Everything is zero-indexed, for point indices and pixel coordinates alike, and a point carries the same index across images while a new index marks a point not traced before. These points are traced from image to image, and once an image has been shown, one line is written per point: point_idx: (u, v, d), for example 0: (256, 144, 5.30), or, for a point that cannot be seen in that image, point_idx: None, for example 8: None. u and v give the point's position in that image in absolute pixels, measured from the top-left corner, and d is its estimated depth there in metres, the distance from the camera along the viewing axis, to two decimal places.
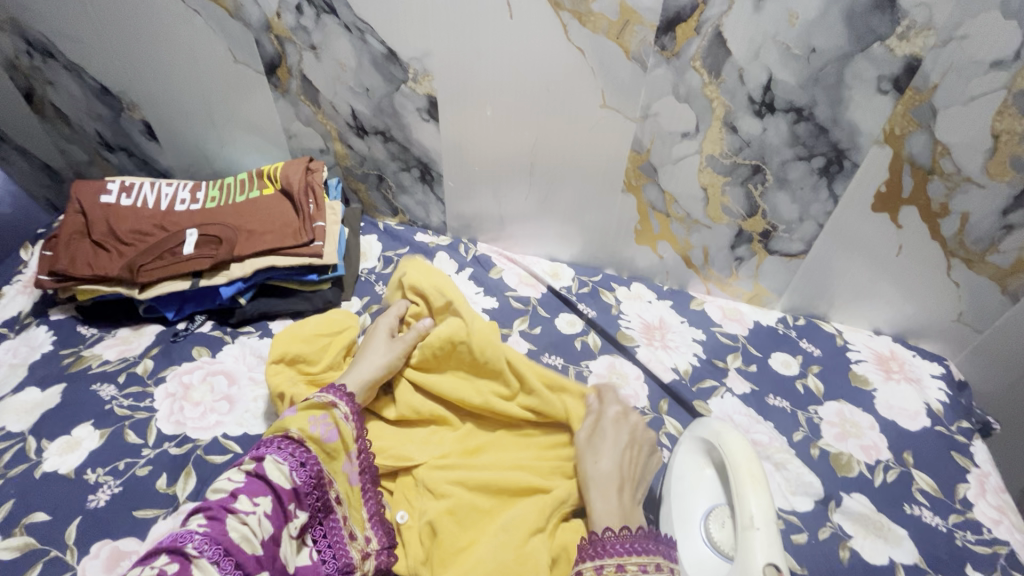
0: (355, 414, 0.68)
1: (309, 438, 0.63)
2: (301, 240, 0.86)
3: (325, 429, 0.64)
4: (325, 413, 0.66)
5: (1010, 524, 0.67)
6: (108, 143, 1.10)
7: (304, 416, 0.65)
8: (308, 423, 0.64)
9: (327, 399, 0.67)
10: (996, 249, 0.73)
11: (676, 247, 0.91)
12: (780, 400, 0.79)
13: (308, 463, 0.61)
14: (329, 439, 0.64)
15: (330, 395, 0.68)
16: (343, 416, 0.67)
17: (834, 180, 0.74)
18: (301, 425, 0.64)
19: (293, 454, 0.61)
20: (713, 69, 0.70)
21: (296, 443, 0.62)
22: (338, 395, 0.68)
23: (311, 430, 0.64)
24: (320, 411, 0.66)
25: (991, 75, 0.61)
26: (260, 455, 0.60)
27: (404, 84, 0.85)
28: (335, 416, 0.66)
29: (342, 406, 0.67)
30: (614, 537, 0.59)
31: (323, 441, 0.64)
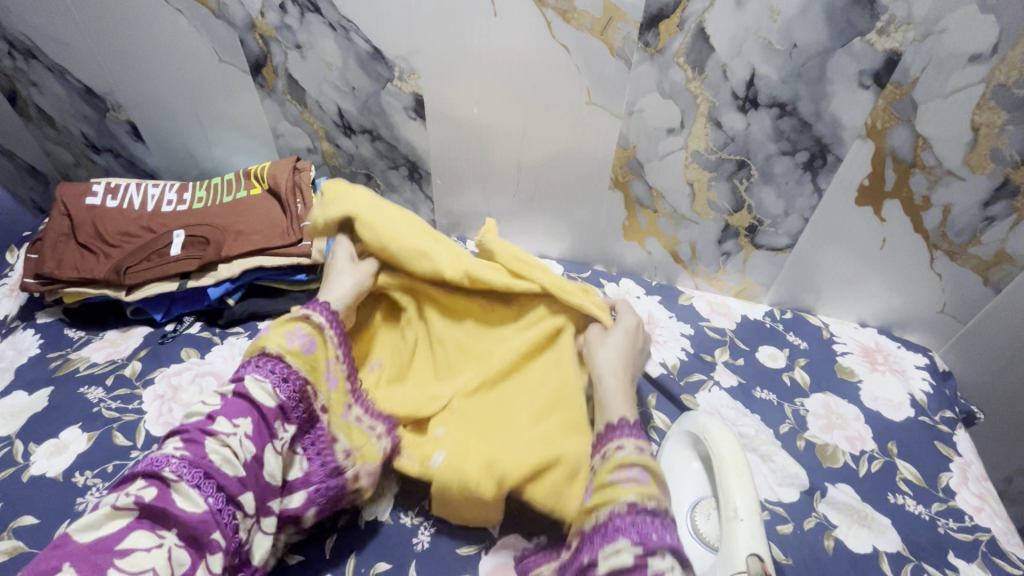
0: (335, 324, 0.66)
1: (289, 352, 0.61)
2: (289, 240, 0.85)
3: (303, 340, 0.62)
4: (301, 326, 0.63)
5: (990, 511, 0.68)
6: (94, 145, 1.09)
7: (280, 330, 0.63)
8: (285, 337, 0.62)
9: (303, 312, 0.65)
10: (977, 241, 0.74)
11: (663, 242, 0.92)
12: (767, 393, 0.80)
13: (291, 378, 0.60)
14: (307, 349, 0.63)
15: (308, 308, 0.66)
16: (322, 327, 0.65)
17: (818, 175, 0.75)
18: (278, 340, 0.62)
19: (274, 368, 0.59)
20: (697, 64, 0.70)
21: (274, 358, 0.60)
22: (321, 311, 0.66)
23: (289, 343, 0.62)
24: (294, 323, 0.63)
25: (969, 69, 0.61)
26: (240, 374, 0.58)
27: (391, 82, 0.85)
28: (310, 326, 0.64)
29: (315, 316, 0.65)
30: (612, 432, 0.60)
31: (303, 352, 0.62)
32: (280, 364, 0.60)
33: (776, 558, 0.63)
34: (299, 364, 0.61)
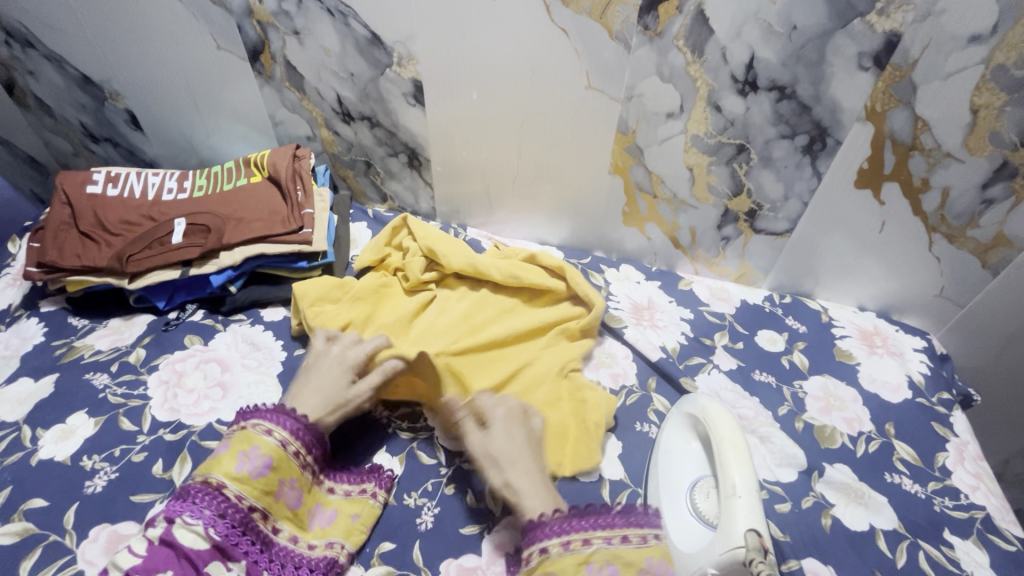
0: (297, 434, 0.62)
1: (234, 479, 0.56)
2: (289, 227, 0.86)
3: (254, 465, 0.57)
4: (255, 447, 0.58)
5: (986, 490, 0.69)
6: (93, 134, 1.09)
7: (232, 452, 0.58)
8: (233, 463, 0.57)
9: (261, 428, 0.60)
10: (975, 224, 0.75)
11: (663, 228, 0.92)
12: (766, 376, 0.81)
13: (228, 514, 0.55)
14: (260, 476, 0.57)
15: (266, 421, 0.61)
16: (277, 443, 0.60)
17: (818, 158, 0.75)
18: (226, 467, 0.57)
19: (210, 503, 0.54)
20: (696, 48, 0.70)
21: (212, 490, 0.55)
22: (275, 420, 0.61)
23: (235, 470, 0.57)
24: (249, 443, 0.58)
25: (969, 50, 0.61)
26: (172, 513, 0.53)
27: (389, 68, 0.84)
28: (267, 446, 0.59)
29: (278, 432, 0.60)
30: (580, 512, 0.56)
31: (252, 478, 0.57)
32: (215, 499, 0.54)
33: (775, 536, 0.64)
34: (245, 495, 0.56)
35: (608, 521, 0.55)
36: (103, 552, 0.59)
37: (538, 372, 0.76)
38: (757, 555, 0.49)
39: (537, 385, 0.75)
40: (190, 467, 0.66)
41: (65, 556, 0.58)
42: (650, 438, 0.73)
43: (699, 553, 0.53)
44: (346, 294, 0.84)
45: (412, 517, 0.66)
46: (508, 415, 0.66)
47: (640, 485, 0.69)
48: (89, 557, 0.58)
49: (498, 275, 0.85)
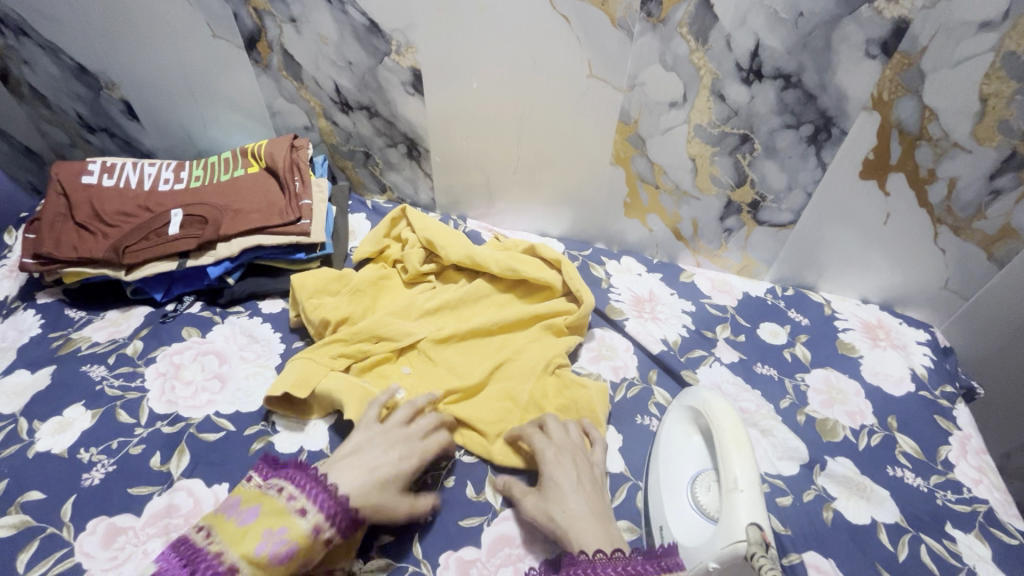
0: (332, 522, 0.53)
1: (252, 564, 0.49)
2: (287, 219, 0.85)
3: (276, 550, 0.50)
4: (284, 528, 0.51)
5: (989, 483, 0.69)
6: (89, 124, 1.08)
7: (261, 527, 0.51)
8: (256, 542, 0.50)
9: (296, 505, 0.53)
10: (982, 215, 0.74)
11: (665, 219, 0.91)
12: (768, 368, 0.80)
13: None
14: (278, 563, 0.50)
15: (303, 498, 0.54)
16: (307, 531, 0.52)
17: (823, 148, 0.74)
18: (246, 544, 0.50)
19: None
20: (700, 36, 0.69)
21: (223, 571, 0.48)
22: (309, 485, 0.54)
23: (255, 552, 0.49)
24: (279, 521, 0.52)
25: (979, 37, 0.60)
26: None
27: (388, 57, 0.83)
28: (297, 529, 0.51)
29: (312, 514, 0.53)
30: (604, 561, 0.52)
31: (270, 565, 0.49)
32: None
33: (776, 529, 0.63)
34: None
35: (637, 567, 0.51)
36: (100, 544, 0.58)
37: (527, 365, 0.75)
38: (759, 550, 0.48)
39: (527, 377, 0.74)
40: (188, 460, 0.66)
41: (63, 548, 0.58)
42: (651, 431, 0.73)
43: (701, 547, 0.53)
44: (344, 287, 0.83)
45: None
46: (561, 453, 0.64)
47: (641, 478, 0.68)
48: (87, 549, 0.58)
49: (496, 267, 0.84)
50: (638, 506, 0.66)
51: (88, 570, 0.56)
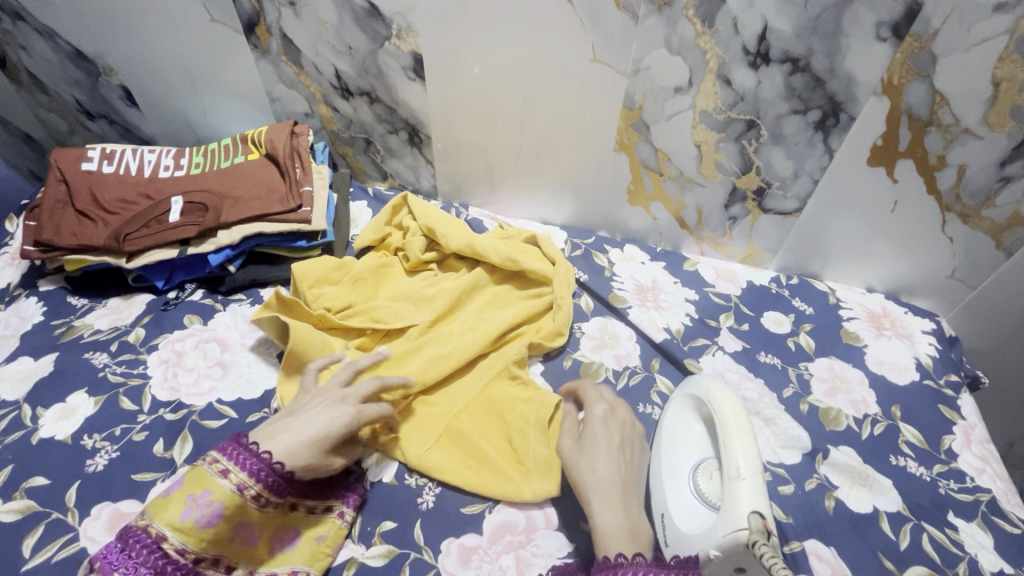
0: (259, 476, 0.53)
1: (178, 531, 0.49)
2: (288, 206, 0.85)
3: (202, 514, 0.50)
4: (206, 492, 0.51)
5: (992, 473, 0.69)
6: (88, 111, 1.07)
7: (180, 496, 0.50)
8: (179, 511, 0.50)
9: (215, 470, 0.52)
10: (991, 203, 0.72)
11: (669, 207, 0.90)
12: (771, 357, 0.80)
13: (164, 571, 0.48)
14: (206, 525, 0.51)
15: (222, 461, 0.52)
16: (230, 489, 0.52)
17: (830, 135, 0.73)
18: (170, 513, 0.50)
19: (147, 559, 0.48)
20: (706, 18, 0.67)
21: (153, 545, 0.48)
22: (231, 458, 0.53)
23: (180, 519, 0.50)
24: (201, 486, 0.51)
25: (993, 20, 0.59)
26: (106, 568, 0.47)
27: (388, 41, 0.82)
28: (219, 490, 0.51)
29: (234, 475, 0.52)
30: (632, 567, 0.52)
31: (200, 527, 0.50)
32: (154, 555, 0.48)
33: (777, 517, 0.63)
34: (189, 547, 0.50)
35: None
36: (105, 529, 0.59)
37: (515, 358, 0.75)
38: (760, 537, 0.48)
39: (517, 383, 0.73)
40: (191, 447, 0.66)
41: (67, 533, 0.58)
42: (652, 419, 0.73)
43: (701, 535, 0.53)
44: (346, 275, 0.82)
45: (413, 496, 0.66)
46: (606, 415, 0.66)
47: None
48: (92, 534, 0.58)
49: (496, 257, 0.84)
50: (641, 495, 0.66)
51: (93, 554, 0.57)
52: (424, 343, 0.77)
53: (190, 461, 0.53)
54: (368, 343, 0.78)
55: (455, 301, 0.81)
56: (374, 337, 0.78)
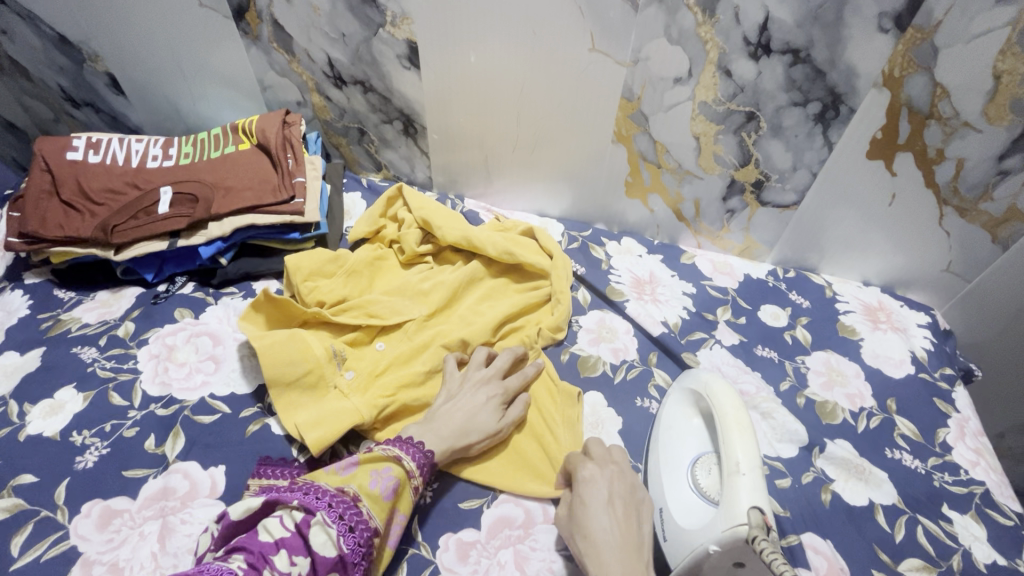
0: (424, 468, 0.59)
1: (367, 496, 0.55)
2: (280, 197, 0.83)
3: (386, 485, 0.56)
4: (388, 467, 0.57)
5: (986, 465, 0.69)
6: (73, 99, 1.04)
7: (366, 470, 0.57)
8: (368, 479, 0.56)
9: (392, 453, 0.58)
10: (988, 197, 0.72)
11: (667, 200, 0.89)
12: (768, 351, 0.80)
13: (357, 529, 0.51)
14: (387, 498, 0.55)
15: (396, 447, 0.59)
16: (408, 473, 0.58)
17: (830, 127, 0.72)
18: (360, 481, 0.56)
19: (346, 511, 0.52)
20: (707, 7, 0.66)
21: (350, 501, 0.53)
22: (405, 448, 0.59)
23: (369, 487, 0.55)
24: (383, 462, 0.57)
25: (996, 11, 0.58)
26: (310, 506, 0.51)
27: (382, 29, 0.80)
28: (398, 469, 0.57)
29: (408, 460, 0.58)
30: None
31: (383, 499, 0.55)
32: (351, 509, 0.52)
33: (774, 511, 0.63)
34: (375, 514, 0.54)
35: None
36: (95, 527, 0.58)
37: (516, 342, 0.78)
38: (760, 532, 0.48)
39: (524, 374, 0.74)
40: (183, 443, 0.65)
41: (57, 532, 0.57)
42: (650, 413, 0.72)
43: (700, 531, 0.53)
44: (341, 268, 0.81)
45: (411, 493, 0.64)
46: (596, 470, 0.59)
47: (641, 461, 0.68)
48: (82, 532, 0.57)
49: (492, 250, 0.83)
50: None
51: (83, 553, 0.56)
52: (422, 338, 0.76)
53: (364, 449, 0.60)
54: (363, 338, 0.77)
55: (451, 295, 0.80)
56: (370, 332, 0.77)
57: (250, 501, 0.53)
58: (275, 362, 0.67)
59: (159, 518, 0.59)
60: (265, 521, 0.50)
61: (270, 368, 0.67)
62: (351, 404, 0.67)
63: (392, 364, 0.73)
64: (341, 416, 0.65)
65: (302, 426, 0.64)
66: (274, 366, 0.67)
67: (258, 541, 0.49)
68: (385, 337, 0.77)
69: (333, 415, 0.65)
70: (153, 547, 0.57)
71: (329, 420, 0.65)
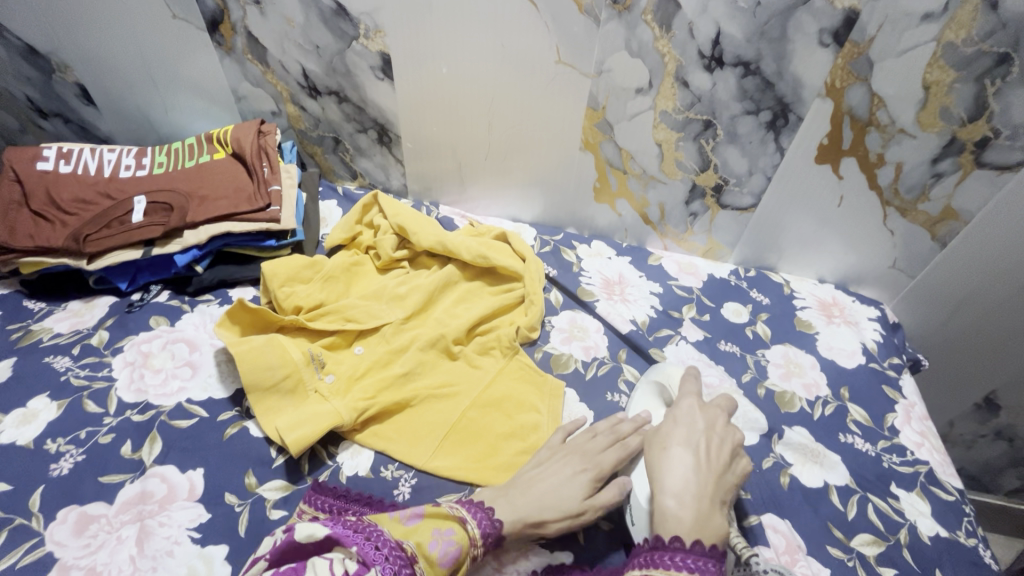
0: (489, 537, 0.55)
1: (423, 558, 0.52)
2: (256, 205, 0.84)
3: (445, 550, 0.52)
4: (450, 530, 0.54)
5: (930, 446, 0.74)
6: (40, 109, 1.03)
7: (428, 527, 0.55)
8: (427, 538, 0.53)
9: (458, 513, 0.56)
10: (926, 197, 0.78)
11: (633, 204, 0.94)
12: (730, 345, 0.84)
13: None
14: (444, 563, 0.52)
15: (463, 509, 0.57)
16: (469, 538, 0.54)
17: (781, 134, 0.77)
18: (420, 539, 0.53)
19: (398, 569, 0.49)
20: (664, 23, 0.71)
21: (407, 556, 0.50)
22: (471, 509, 0.57)
23: (428, 548, 0.52)
24: (447, 524, 0.55)
25: (922, 28, 0.64)
26: (367, 557, 0.48)
27: (356, 41, 0.83)
28: (461, 533, 0.54)
29: (472, 523, 0.55)
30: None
31: (440, 565, 0.52)
32: (405, 568, 0.49)
33: (737, 494, 0.66)
34: None
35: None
36: (72, 533, 0.58)
37: (490, 346, 0.80)
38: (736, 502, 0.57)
39: (501, 378, 0.77)
40: (160, 447, 0.66)
41: (32, 539, 0.57)
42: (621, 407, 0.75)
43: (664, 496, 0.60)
44: (317, 274, 0.83)
45: (388, 488, 0.66)
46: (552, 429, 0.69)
47: None
48: (58, 538, 0.57)
49: (467, 254, 0.86)
50: None
51: (60, 558, 0.56)
52: (400, 342, 0.78)
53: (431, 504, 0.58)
54: (340, 342, 0.78)
55: (427, 298, 0.83)
56: (347, 336, 0.79)
57: (316, 529, 0.51)
58: (251, 369, 0.68)
59: (136, 521, 0.59)
60: (314, 559, 0.49)
61: (250, 371, 0.68)
62: (332, 407, 0.68)
63: (370, 367, 0.75)
64: (324, 418, 0.67)
65: (282, 428, 0.65)
66: (253, 371, 0.68)
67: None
68: (363, 341, 0.79)
69: (315, 416, 0.67)
70: (130, 551, 0.57)
71: (311, 420, 0.66)
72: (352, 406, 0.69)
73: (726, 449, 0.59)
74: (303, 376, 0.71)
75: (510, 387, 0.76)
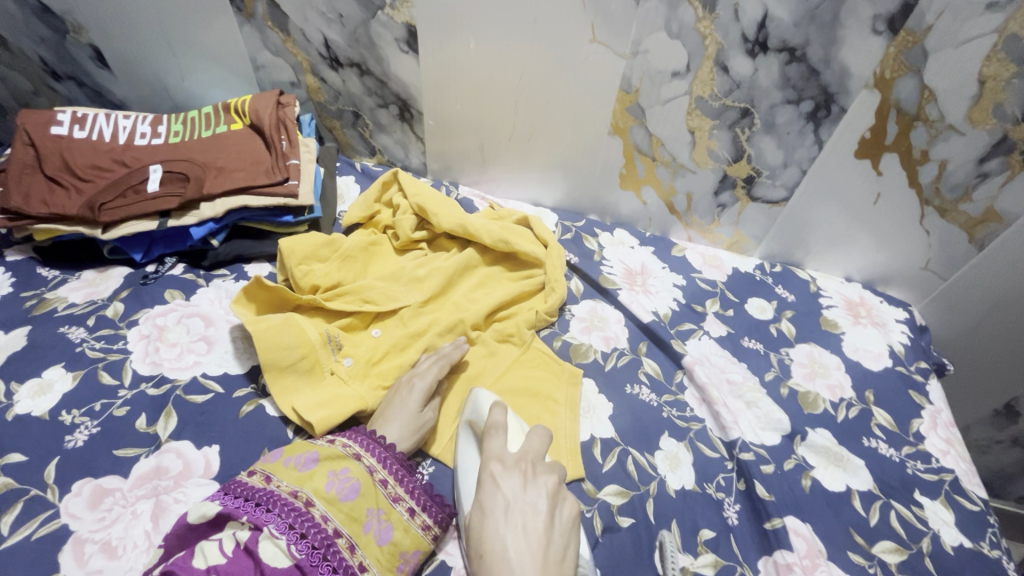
0: (386, 462, 0.59)
1: (322, 499, 0.54)
2: (274, 179, 0.82)
3: (343, 486, 0.56)
4: (345, 468, 0.57)
5: (956, 454, 0.72)
6: (54, 71, 1.00)
7: (324, 469, 0.57)
8: (324, 481, 0.55)
9: (351, 451, 0.59)
10: (968, 198, 0.75)
11: (660, 192, 0.91)
12: (754, 342, 0.82)
13: (309, 534, 0.51)
14: (346, 497, 0.55)
15: (355, 446, 0.60)
16: (364, 470, 0.58)
17: (821, 126, 0.74)
18: (315, 483, 0.55)
19: (295, 520, 0.52)
20: (707, 3, 0.67)
21: (301, 507, 0.53)
22: (363, 446, 0.60)
23: (325, 489, 0.55)
24: (341, 463, 0.57)
25: (985, 18, 0.60)
26: (258, 521, 0.51)
27: (381, 11, 0.79)
28: (357, 469, 0.57)
29: (367, 457, 0.59)
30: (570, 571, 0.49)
31: (339, 499, 0.55)
32: (301, 517, 0.52)
33: (760, 495, 0.65)
34: (332, 516, 0.54)
35: None
36: (87, 506, 0.57)
37: (510, 333, 0.79)
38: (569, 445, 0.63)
39: (522, 367, 0.76)
40: (175, 423, 0.65)
41: (47, 511, 0.57)
42: (640, 398, 0.74)
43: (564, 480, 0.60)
44: (335, 253, 0.81)
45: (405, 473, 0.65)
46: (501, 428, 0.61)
47: (630, 443, 0.69)
48: (74, 510, 0.57)
49: (488, 237, 0.83)
50: (629, 470, 0.67)
51: (75, 531, 0.55)
52: (417, 327, 0.76)
53: (324, 442, 0.60)
54: (357, 324, 0.77)
55: (446, 282, 0.81)
56: (364, 318, 0.77)
57: (207, 507, 0.52)
58: (269, 352, 0.66)
59: (151, 497, 0.59)
60: (202, 545, 0.49)
61: (267, 351, 0.66)
62: (353, 391, 0.68)
63: (388, 351, 0.74)
64: (345, 402, 0.67)
65: (302, 409, 0.65)
66: (271, 350, 0.66)
67: (191, 566, 0.48)
68: (380, 324, 0.78)
69: (337, 399, 0.66)
70: (146, 526, 0.56)
71: (332, 403, 0.66)
72: (371, 393, 0.69)
73: (542, 448, 0.58)
74: (320, 357, 0.70)
75: (537, 375, 0.74)
